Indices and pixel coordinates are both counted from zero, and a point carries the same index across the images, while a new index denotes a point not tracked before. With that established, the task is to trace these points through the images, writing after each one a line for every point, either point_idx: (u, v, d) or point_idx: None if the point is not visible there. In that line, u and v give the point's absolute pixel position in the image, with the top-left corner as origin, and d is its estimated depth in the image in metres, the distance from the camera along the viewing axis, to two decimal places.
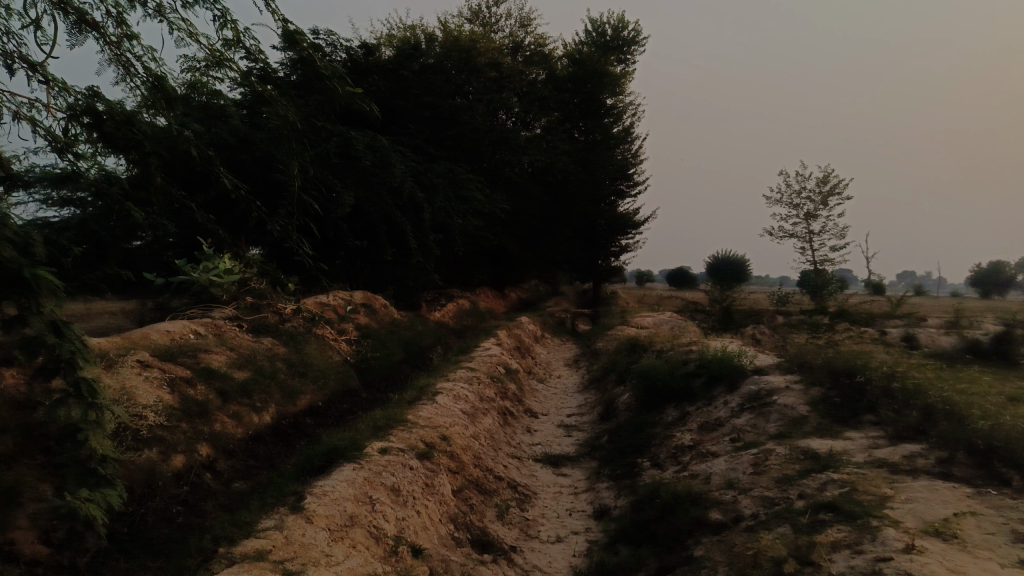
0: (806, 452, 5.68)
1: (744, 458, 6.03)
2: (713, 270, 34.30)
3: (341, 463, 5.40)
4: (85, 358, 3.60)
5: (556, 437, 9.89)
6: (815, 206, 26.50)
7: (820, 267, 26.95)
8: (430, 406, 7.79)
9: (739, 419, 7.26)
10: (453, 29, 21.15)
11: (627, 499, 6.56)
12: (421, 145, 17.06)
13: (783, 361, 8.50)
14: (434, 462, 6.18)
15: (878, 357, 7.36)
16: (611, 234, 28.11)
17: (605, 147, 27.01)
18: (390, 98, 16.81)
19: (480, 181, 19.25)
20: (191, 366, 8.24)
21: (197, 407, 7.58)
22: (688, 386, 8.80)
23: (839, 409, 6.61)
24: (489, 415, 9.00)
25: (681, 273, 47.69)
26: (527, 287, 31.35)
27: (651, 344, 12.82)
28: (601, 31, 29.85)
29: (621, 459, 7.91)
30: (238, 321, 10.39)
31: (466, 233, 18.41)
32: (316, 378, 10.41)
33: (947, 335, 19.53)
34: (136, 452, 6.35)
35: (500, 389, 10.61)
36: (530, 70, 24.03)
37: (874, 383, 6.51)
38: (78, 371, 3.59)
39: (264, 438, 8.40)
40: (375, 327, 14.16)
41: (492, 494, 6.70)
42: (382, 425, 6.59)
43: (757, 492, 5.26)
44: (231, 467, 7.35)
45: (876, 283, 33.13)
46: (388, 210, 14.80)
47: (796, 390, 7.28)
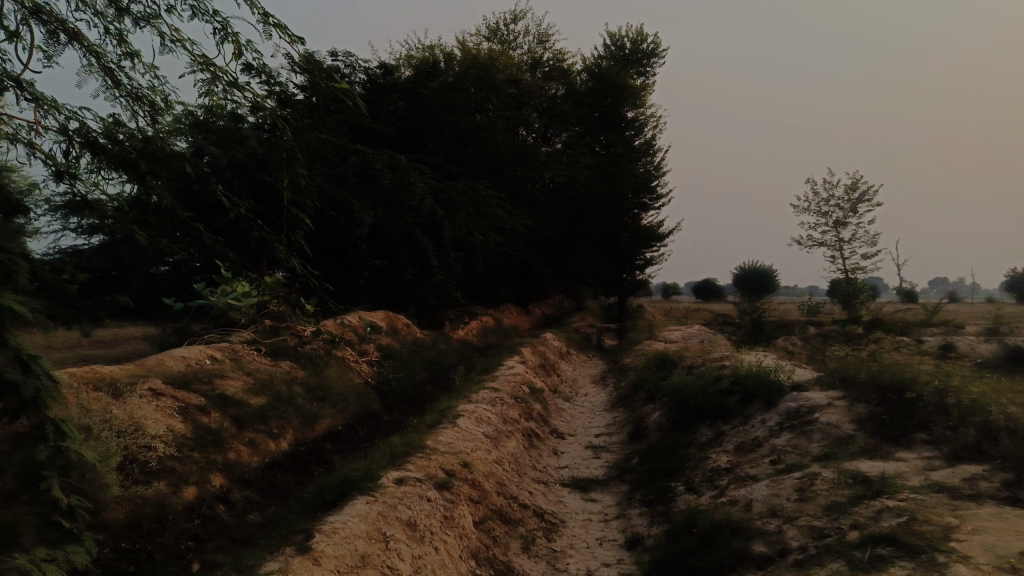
0: (855, 476, 5.23)
1: (787, 483, 5.59)
2: (740, 281, 33.66)
3: (353, 496, 5.09)
4: (53, 397, 3.47)
5: (584, 459, 9.50)
6: (845, 213, 25.87)
7: (852, 275, 26.28)
8: (451, 429, 7.47)
9: (779, 438, 6.84)
10: (472, 47, 21.06)
11: (661, 528, 6.13)
12: (441, 162, 16.82)
13: (823, 376, 8.05)
14: (454, 491, 5.83)
15: (928, 370, 6.88)
16: (635, 248, 27.67)
17: (627, 160, 26.69)
18: (409, 117, 16.59)
19: (501, 198, 19.03)
20: (206, 393, 8.00)
21: (210, 435, 7.33)
22: (722, 405, 8.36)
23: (888, 427, 6.12)
24: (513, 437, 8.63)
25: (706, 286, 46.99)
26: (551, 303, 30.99)
27: (681, 360, 12.37)
28: (620, 44, 29.66)
29: (652, 483, 7.49)
30: (256, 345, 10.16)
31: (488, 250, 18.16)
32: (335, 402, 10.13)
33: (987, 343, 18.80)
34: (145, 485, 6.10)
35: (525, 410, 10.25)
36: (550, 85, 23.84)
37: (925, 399, 6.03)
38: (46, 412, 3.46)
39: (282, 466, 8.12)
40: (396, 348, 13.89)
41: (517, 524, 6.33)
42: (398, 452, 6.27)
43: (804, 521, 4.82)
44: (246, 498, 7.08)
45: (910, 291, 32.25)
46: (409, 229, 14.56)
47: (839, 408, 6.81)
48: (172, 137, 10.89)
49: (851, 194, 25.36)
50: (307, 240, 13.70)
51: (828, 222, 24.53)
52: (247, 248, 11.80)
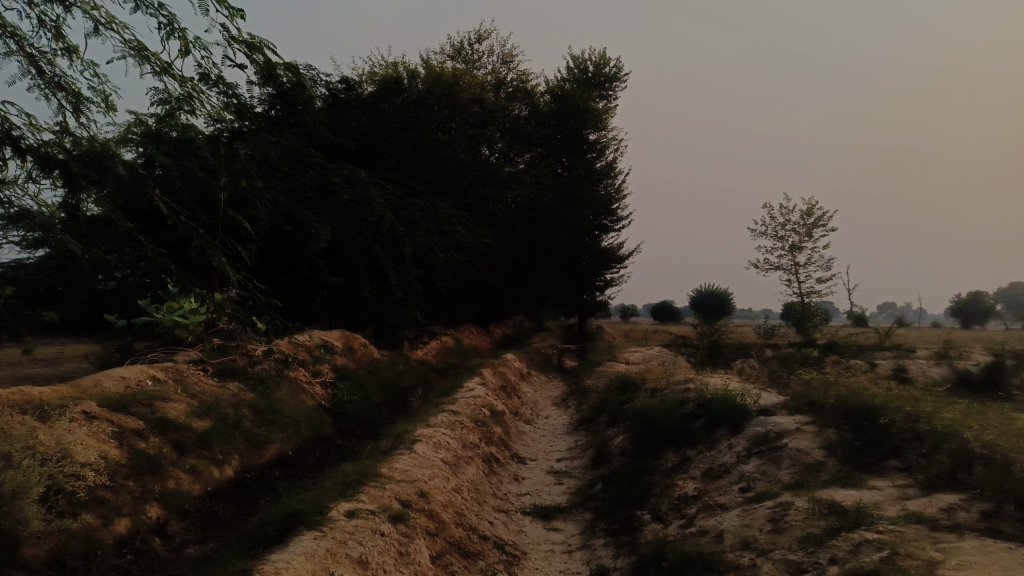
0: (829, 505, 5.02)
1: (759, 512, 5.35)
2: (698, 304, 33.93)
3: (299, 530, 4.69)
4: None
5: (545, 485, 9.19)
6: (801, 238, 26.26)
7: (807, 299, 26.67)
8: (407, 456, 7.10)
9: (747, 465, 6.65)
10: (435, 65, 20.87)
11: (627, 561, 5.85)
12: (402, 179, 16.49)
13: (789, 399, 7.91)
14: (410, 524, 5.45)
15: (895, 394, 6.78)
16: (596, 269, 27.63)
17: (589, 182, 26.70)
18: (371, 133, 16.18)
19: (463, 216, 18.78)
20: (145, 416, 7.48)
21: (148, 462, 6.83)
22: (688, 429, 8.14)
23: (859, 455, 5.95)
24: (473, 463, 8.27)
25: (664, 308, 47.24)
26: (511, 323, 30.74)
27: (644, 382, 12.19)
28: (583, 67, 29.83)
29: (616, 511, 7.23)
30: (203, 365, 9.64)
31: (449, 269, 17.83)
32: (286, 426, 9.65)
33: (937, 367, 19.18)
34: (72, 517, 5.60)
35: (485, 434, 9.90)
36: (513, 105, 23.75)
37: (896, 424, 5.90)
38: None
39: (225, 495, 7.64)
40: (352, 368, 13.43)
41: (476, 558, 5.97)
42: (350, 482, 5.90)
43: (779, 555, 4.59)
44: (185, 530, 6.61)
45: (862, 315, 32.89)
46: (368, 246, 14.16)
47: (808, 433, 6.64)
48: (118, 146, 10.45)
49: (807, 219, 25.76)
50: (260, 255, 13.19)
51: (785, 247, 24.84)
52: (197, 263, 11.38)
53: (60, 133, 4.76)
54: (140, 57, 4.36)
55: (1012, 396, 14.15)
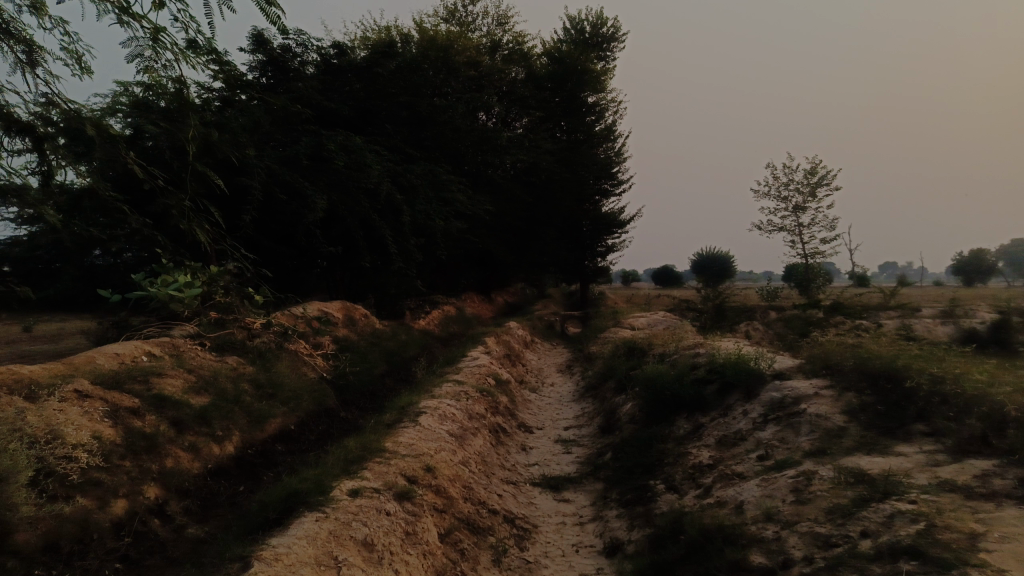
0: (855, 473, 4.79)
1: (780, 482, 5.11)
2: (701, 267, 33.64)
3: (301, 512, 4.47)
4: None
5: (554, 455, 8.98)
6: (804, 198, 25.86)
7: (811, 260, 26.39)
8: (412, 429, 6.88)
9: (764, 432, 6.43)
10: (429, 29, 20.30)
11: (643, 533, 5.65)
12: (399, 145, 16.07)
13: (804, 362, 7.67)
14: (417, 502, 5.22)
15: (916, 355, 6.52)
16: (597, 234, 27.28)
17: (589, 146, 26.21)
18: (366, 99, 15.69)
19: (462, 183, 18.41)
20: (140, 394, 7.24)
21: (144, 441, 6.63)
22: (700, 395, 7.90)
23: (883, 419, 5.71)
24: (479, 435, 8.05)
25: (666, 271, 46.95)
26: (513, 291, 30.49)
27: (650, 347, 11.97)
28: (580, 28, 29.12)
29: (629, 480, 7.04)
30: (200, 340, 9.38)
31: (449, 237, 17.53)
32: (286, 400, 9.43)
33: (943, 326, 19.01)
34: (66, 501, 5.38)
35: (490, 404, 9.67)
36: (509, 68, 23.17)
37: (920, 388, 5.65)
38: None
39: (227, 472, 7.45)
40: (354, 339, 13.19)
41: (486, 533, 5.77)
42: (353, 458, 5.68)
43: (805, 527, 4.37)
44: (185, 510, 6.43)
45: (863, 275, 32.62)
46: (366, 215, 13.84)
47: (826, 398, 6.41)
48: (106, 117, 10.16)
49: (811, 179, 25.35)
50: (255, 227, 12.81)
51: (788, 208, 24.47)
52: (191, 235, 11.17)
53: (41, 104, 4.69)
54: (107, 16, 4.09)
55: (1019, 352, 13.98)
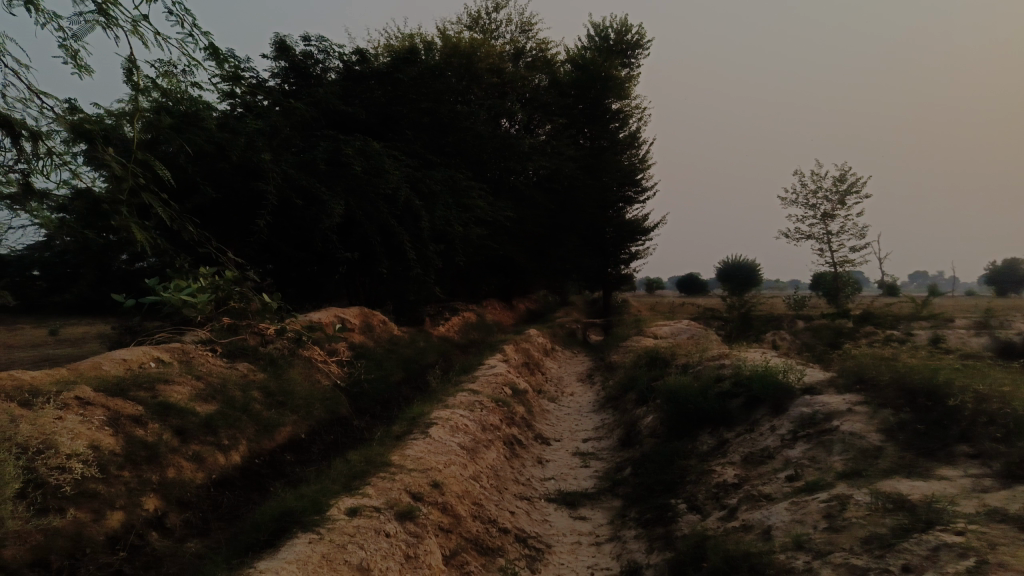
0: (894, 499, 4.40)
1: (812, 506, 4.73)
2: (726, 276, 33.08)
3: (294, 533, 4.20)
4: None
5: (572, 469, 8.64)
6: (833, 206, 25.26)
7: (839, 268, 25.75)
8: (421, 441, 6.59)
9: (793, 450, 6.05)
10: (452, 35, 20.11)
11: (663, 557, 5.32)
12: (419, 151, 15.85)
13: (836, 376, 7.24)
14: (420, 522, 4.92)
15: (957, 369, 6.09)
16: (620, 241, 26.89)
17: (612, 153, 25.86)
18: (386, 104, 15.48)
19: (483, 189, 18.15)
20: (145, 401, 7.04)
21: (146, 451, 6.42)
22: (725, 410, 7.52)
23: (922, 439, 5.30)
24: (493, 448, 7.74)
25: (691, 280, 46.35)
26: (535, 298, 30.18)
27: (673, 358, 11.57)
28: (604, 35, 28.82)
29: (649, 499, 6.69)
30: (211, 346, 9.20)
31: (469, 244, 17.26)
32: (298, 408, 9.21)
33: (977, 337, 18.33)
34: (59, 513, 5.17)
35: (506, 415, 9.35)
36: (532, 74, 22.90)
37: (964, 406, 5.23)
38: None
39: (232, 482, 7.22)
40: (370, 346, 12.96)
41: (495, 555, 5.45)
42: (355, 473, 5.41)
43: (839, 559, 4.00)
44: (185, 522, 6.21)
45: (893, 284, 31.82)
46: (384, 221, 13.63)
47: (860, 415, 6.01)
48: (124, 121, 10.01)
49: (840, 186, 24.75)
50: (273, 233, 12.66)
51: (817, 215, 23.90)
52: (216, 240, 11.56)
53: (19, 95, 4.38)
54: None
55: None
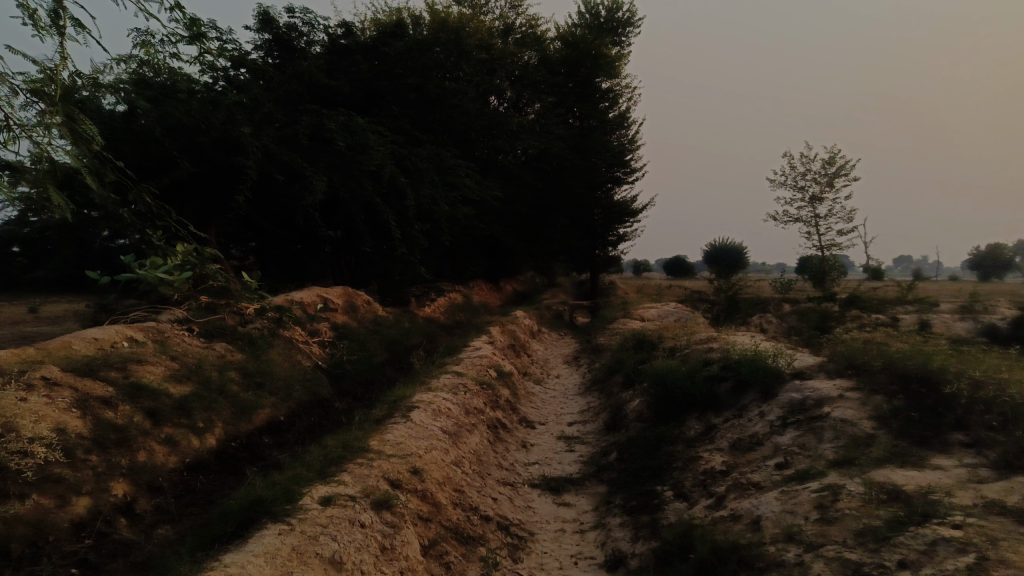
0: (888, 490, 4.26)
1: (803, 497, 4.58)
2: (713, 258, 33.02)
3: (262, 525, 3.99)
4: None
5: (556, 453, 8.50)
6: (821, 188, 25.15)
7: (826, 252, 25.69)
8: (402, 426, 6.39)
9: (783, 436, 5.91)
10: (441, 11, 19.65)
11: (648, 546, 5.17)
12: (405, 127, 15.49)
13: (827, 360, 7.10)
14: (397, 511, 4.73)
15: (951, 355, 5.95)
16: (609, 223, 26.69)
17: (602, 133, 25.56)
18: (373, 79, 15.08)
19: (470, 168, 17.84)
20: (116, 382, 6.79)
21: (115, 433, 6.18)
22: (713, 394, 7.37)
23: (916, 427, 5.15)
24: (476, 432, 7.56)
25: (678, 262, 46.29)
26: (522, 279, 30.00)
27: (661, 340, 11.42)
28: (595, 12, 28.37)
29: (634, 485, 6.55)
30: (188, 325, 8.93)
31: (456, 223, 16.98)
32: (277, 389, 8.98)
33: (961, 322, 18.35)
34: (19, 500, 4.95)
35: (490, 398, 9.17)
36: (522, 52, 22.46)
37: (961, 394, 5.08)
38: None
39: (206, 466, 7.01)
40: (353, 326, 12.72)
41: (476, 544, 5.28)
42: (331, 460, 5.22)
43: (831, 552, 3.86)
44: (156, 508, 6.00)
45: (878, 268, 31.87)
46: (368, 198, 13.33)
47: (852, 401, 5.87)
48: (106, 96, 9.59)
49: (829, 169, 24.62)
50: (254, 209, 12.31)
51: (805, 198, 23.78)
52: (193, 217, 11.16)
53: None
54: None
55: None
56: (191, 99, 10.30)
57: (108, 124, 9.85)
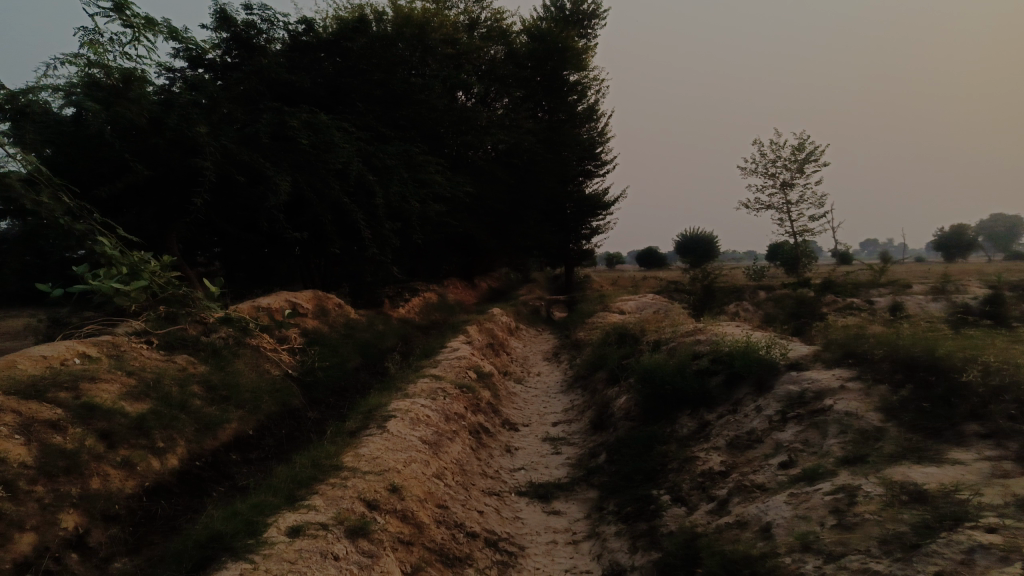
0: (909, 490, 3.93)
1: (816, 500, 4.25)
2: (686, 248, 32.93)
3: (221, 564, 3.56)
4: None
5: (542, 457, 8.10)
6: (792, 174, 25.07)
7: (799, 237, 25.60)
8: (379, 438, 5.95)
9: (784, 433, 5.57)
10: (403, 6, 19.08)
11: (648, 558, 4.83)
12: (372, 124, 14.95)
13: (822, 349, 6.77)
14: (375, 538, 4.31)
15: (956, 340, 5.66)
16: (582, 216, 26.36)
17: (571, 126, 25.17)
18: (337, 76, 14.55)
19: (440, 164, 17.33)
20: (65, 403, 6.21)
21: (64, 460, 5.64)
22: (704, 389, 7.02)
23: (927, 419, 4.84)
24: (458, 439, 7.13)
25: (650, 254, 46.11)
26: (497, 276, 29.58)
27: (643, 334, 11.08)
28: (560, 4, 27.99)
29: (628, 489, 6.18)
30: (147, 337, 8.33)
31: (426, 221, 16.49)
32: (244, 402, 8.47)
33: (934, 303, 18.34)
34: None
35: (470, 401, 8.74)
36: (488, 45, 21.96)
37: (974, 382, 4.77)
38: None
39: (168, 489, 6.50)
40: (324, 331, 12.20)
41: (463, 565, 4.87)
42: (301, 481, 4.77)
43: (856, 564, 3.53)
44: (112, 539, 5.50)
45: (846, 253, 31.93)
46: (335, 198, 12.79)
47: (854, 392, 5.55)
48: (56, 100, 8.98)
49: (799, 154, 24.52)
50: (215, 212, 11.70)
51: (778, 184, 23.65)
52: (153, 223, 10.54)
53: None
54: None
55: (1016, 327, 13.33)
56: (143, 99, 9.65)
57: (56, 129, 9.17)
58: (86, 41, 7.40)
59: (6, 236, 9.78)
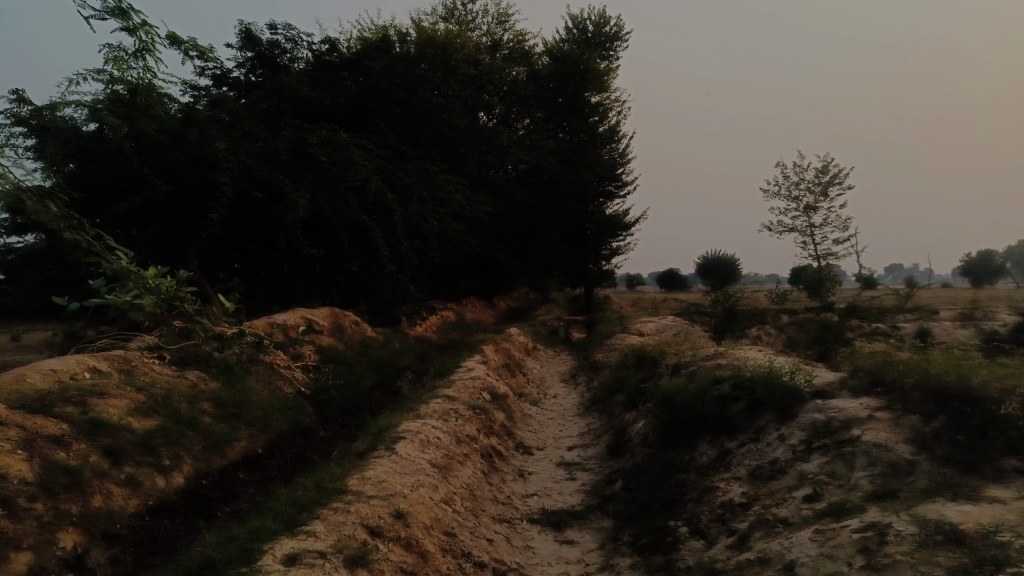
0: (944, 530, 3.67)
1: (843, 538, 4.00)
2: (707, 270, 32.58)
3: None
4: None
5: (557, 482, 7.87)
6: (816, 197, 24.72)
7: (823, 261, 25.18)
8: (387, 461, 5.77)
9: (809, 464, 5.31)
10: (427, 27, 19.16)
11: None
12: (392, 142, 14.94)
13: (849, 376, 6.50)
14: (375, 567, 4.13)
15: (991, 370, 5.37)
16: (602, 236, 26.17)
17: (592, 146, 25.06)
18: (358, 94, 14.59)
19: (459, 183, 17.27)
20: (72, 418, 6.10)
21: (66, 477, 5.52)
22: (726, 416, 6.76)
23: (962, 452, 4.57)
24: (469, 463, 6.93)
25: (671, 275, 45.72)
26: (516, 296, 29.43)
27: (662, 357, 10.82)
28: (583, 27, 28.05)
29: (644, 519, 5.94)
30: (159, 352, 8.21)
31: (445, 240, 16.39)
32: (254, 420, 8.35)
33: (962, 330, 17.88)
34: None
35: (483, 423, 8.53)
36: (510, 66, 21.98)
37: (1012, 415, 4.50)
38: None
39: (173, 508, 6.36)
40: (339, 349, 12.08)
41: None
42: (303, 505, 4.61)
43: None
44: (112, 560, 5.36)
45: (871, 277, 31.42)
46: (353, 216, 12.73)
47: (883, 423, 5.28)
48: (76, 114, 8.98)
49: (823, 177, 24.20)
50: (233, 228, 11.68)
51: (801, 206, 23.32)
52: (171, 239, 10.53)
53: None
54: None
55: None
56: (163, 114, 9.65)
57: (77, 142, 9.14)
58: (109, 57, 7.39)
59: (31, 249, 9.83)
